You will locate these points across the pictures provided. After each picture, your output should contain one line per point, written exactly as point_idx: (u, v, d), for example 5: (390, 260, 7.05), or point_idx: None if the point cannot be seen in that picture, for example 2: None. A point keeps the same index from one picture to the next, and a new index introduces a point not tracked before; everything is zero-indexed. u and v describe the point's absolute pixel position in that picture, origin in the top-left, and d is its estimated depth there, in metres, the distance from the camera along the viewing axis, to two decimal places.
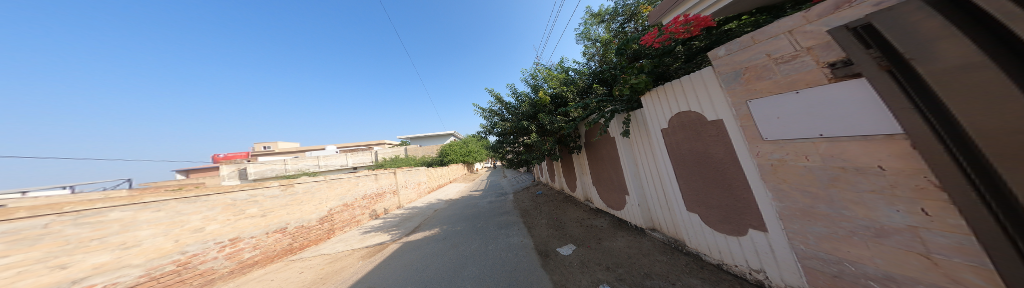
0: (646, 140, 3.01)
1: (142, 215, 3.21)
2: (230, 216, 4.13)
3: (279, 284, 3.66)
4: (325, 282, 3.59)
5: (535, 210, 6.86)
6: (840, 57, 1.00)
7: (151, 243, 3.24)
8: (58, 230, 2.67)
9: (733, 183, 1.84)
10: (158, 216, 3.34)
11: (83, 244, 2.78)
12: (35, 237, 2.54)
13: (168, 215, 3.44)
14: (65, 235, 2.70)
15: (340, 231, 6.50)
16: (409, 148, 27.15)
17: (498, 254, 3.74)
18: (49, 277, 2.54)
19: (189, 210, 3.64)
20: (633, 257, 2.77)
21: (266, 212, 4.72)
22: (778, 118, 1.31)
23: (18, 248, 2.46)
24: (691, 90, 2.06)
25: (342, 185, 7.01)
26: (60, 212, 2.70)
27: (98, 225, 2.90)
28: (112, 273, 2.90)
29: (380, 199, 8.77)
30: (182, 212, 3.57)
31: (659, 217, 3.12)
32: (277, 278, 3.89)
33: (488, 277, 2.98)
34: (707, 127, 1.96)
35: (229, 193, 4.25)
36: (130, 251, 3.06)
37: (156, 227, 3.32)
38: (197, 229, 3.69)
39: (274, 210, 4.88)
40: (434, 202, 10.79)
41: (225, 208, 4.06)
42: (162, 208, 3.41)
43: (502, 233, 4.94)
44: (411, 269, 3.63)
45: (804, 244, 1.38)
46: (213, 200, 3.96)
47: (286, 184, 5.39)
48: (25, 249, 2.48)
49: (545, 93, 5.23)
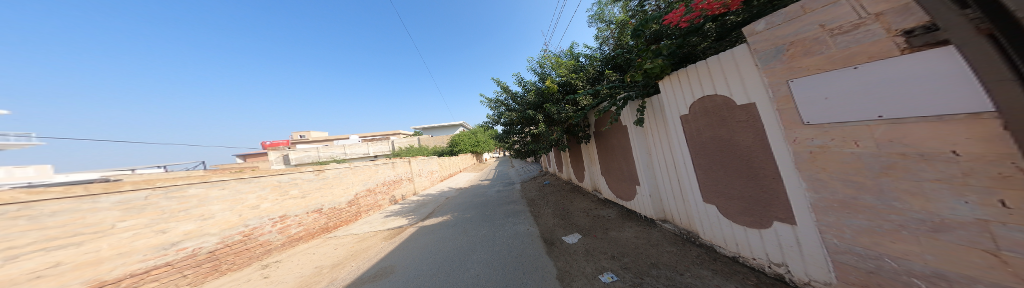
0: (661, 129, 2.89)
1: (212, 192, 3.65)
2: (278, 196, 4.60)
3: (320, 258, 4.10)
4: (355, 259, 3.94)
5: (544, 199, 6.96)
6: (921, 21, 0.84)
7: (222, 216, 3.69)
8: (155, 201, 3.10)
9: (760, 173, 1.73)
10: (223, 193, 3.78)
11: (175, 214, 3.24)
12: (140, 207, 2.98)
13: (230, 193, 3.88)
14: (161, 206, 3.14)
15: (365, 214, 7.07)
16: (420, 138, 27.88)
17: (506, 241, 3.89)
18: (156, 239, 3.01)
19: (246, 189, 4.10)
20: (640, 247, 2.78)
21: (305, 194, 5.20)
22: (826, 99, 1.19)
23: (132, 214, 2.91)
24: (720, 71, 1.90)
25: (365, 172, 7.48)
26: (154, 187, 3.14)
27: (182, 199, 3.34)
28: (198, 239, 3.38)
29: (398, 186, 9.31)
30: (240, 191, 4.02)
31: (672, 208, 3.06)
32: (318, 252, 4.36)
33: (496, 261, 3.14)
34: (735, 112, 1.82)
35: (275, 175, 4.71)
36: (208, 222, 3.52)
37: (223, 202, 3.76)
38: (255, 206, 4.17)
39: (311, 192, 5.36)
40: (446, 190, 11.28)
41: (273, 189, 4.53)
42: (226, 187, 3.85)
43: (509, 221, 5.12)
44: (426, 251, 3.92)
45: (839, 238, 1.32)
46: (263, 181, 4.41)
47: (317, 169, 5.83)
48: (137, 216, 2.94)
49: (553, 81, 5.11)
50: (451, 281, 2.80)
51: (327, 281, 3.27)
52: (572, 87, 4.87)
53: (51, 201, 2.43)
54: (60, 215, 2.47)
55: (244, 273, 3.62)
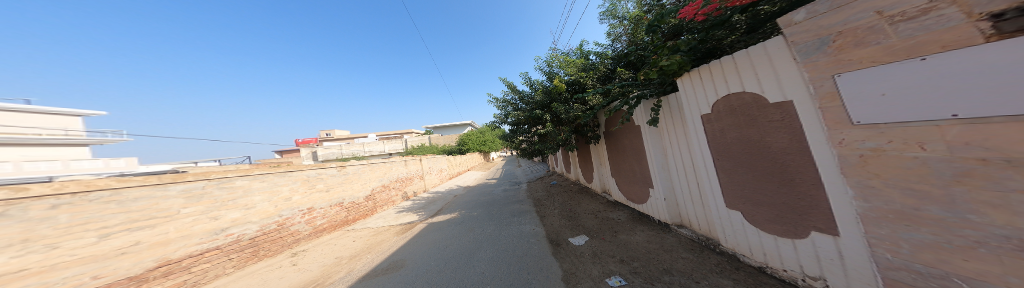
0: (679, 129, 2.75)
1: (254, 184, 4.03)
2: (307, 189, 4.98)
3: (339, 248, 4.35)
4: (370, 252, 4.14)
5: (552, 199, 6.88)
6: (1011, 3, 0.68)
7: (261, 206, 4.06)
8: (210, 191, 3.47)
9: (797, 178, 1.60)
10: (263, 185, 4.18)
11: (224, 203, 3.60)
12: (199, 195, 3.37)
13: (270, 185, 4.27)
14: (213, 196, 3.50)
15: (380, 209, 7.40)
16: (430, 136, 28.69)
17: (511, 240, 3.88)
18: (210, 224, 3.40)
19: (282, 182, 4.48)
20: (652, 253, 2.67)
21: (329, 188, 5.55)
22: (882, 95, 1.03)
23: (194, 202, 3.31)
24: (750, 67, 1.76)
25: (381, 169, 7.81)
26: (210, 178, 3.53)
27: (231, 189, 3.71)
28: (242, 226, 3.75)
29: (409, 183, 9.64)
30: (278, 184, 4.40)
31: (689, 213, 2.93)
32: (339, 243, 4.63)
33: (501, 261, 3.14)
34: (769, 111, 1.68)
35: (305, 170, 5.08)
36: (250, 211, 3.89)
37: (263, 194, 4.14)
38: (288, 198, 4.54)
39: (334, 187, 5.70)
40: (454, 188, 11.52)
41: (303, 183, 4.91)
42: (266, 180, 4.25)
43: (515, 221, 5.11)
44: (434, 247, 4.03)
45: (892, 252, 1.18)
46: (296, 176, 4.79)
47: (340, 165, 6.13)
48: (197, 203, 3.33)
49: (561, 80, 5.04)
50: (458, 277, 2.85)
51: (345, 271, 3.46)
52: (582, 86, 4.76)
53: (133, 188, 2.85)
54: (141, 201, 2.88)
55: (275, 259, 3.96)
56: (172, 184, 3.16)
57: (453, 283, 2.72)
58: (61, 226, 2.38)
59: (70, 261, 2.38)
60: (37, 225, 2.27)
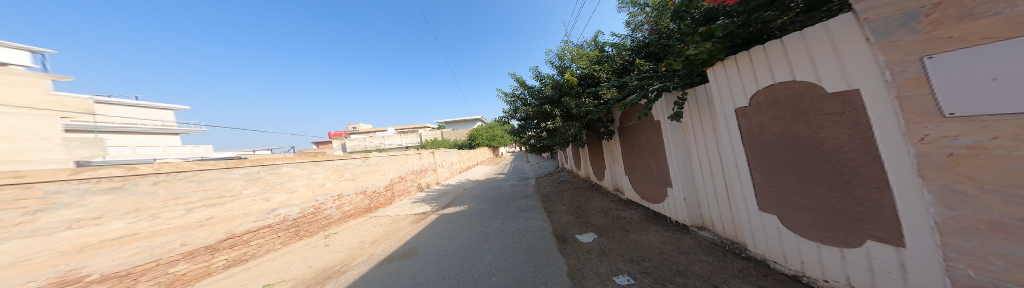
0: (710, 125, 2.56)
1: (296, 171, 4.68)
2: (337, 177, 5.62)
3: (361, 233, 4.71)
4: (389, 237, 4.42)
5: (562, 195, 6.80)
6: None
7: (300, 191, 4.70)
8: (260, 176, 4.03)
9: (853, 179, 1.37)
10: (302, 173, 4.80)
11: (273, 186, 4.21)
12: (255, 179, 3.95)
13: (306, 172, 4.90)
14: (264, 179, 4.09)
15: (397, 198, 7.85)
16: (443, 131, 29.56)
17: (518, 234, 3.93)
18: (264, 205, 4.01)
19: (317, 170, 5.14)
20: (665, 254, 2.57)
21: (355, 177, 6.14)
22: (991, 81, 0.73)
23: (251, 184, 3.89)
24: (803, 52, 1.51)
25: (398, 161, 8.21)
26: (263, 165, 4.13)
27: (278, 175, 4.33)
28: (287, 208, 4.37)
29: (424, 175, 10.08)
30: (314, 171, 5.06)
31: (713, 214, 2.77)
32: (362, 228, 5.04)
33: (507, 253, 3.20)
34: (824, 103, 1.44)
35: (334, 160, 5.68)
36: (292, 195, 4.53)
37: (302, 180, 4.77)
38: (322, 185, 5.17)
39: (359, 176, 6.29)
40: (465, 181, 11.84)
41: (333, 171, 5.53)
42: (304, 167, 4.88)
43: (522, 216, 5.14)
44: (445, 237, 4.22)
45: (977, 269, 0.94)
46: (327, 165, 5.42)
47: (363, 156, 6.64)
48: (252, 185, 3.89)
49: (574, 73, 4.89)
50: (466, 267, 2.93)
51: (366, 254, 3.71)
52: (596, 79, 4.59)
53: (206, 171, 3.37)
54: (213, 181, 3.40)
55: (303, 243, 4.34)
56: (230, 169, 3.65)
57: (461, 271, 2.82)
58: (160, 199, 2.91)
59: (168, 229, 2.92)
60: (142, 197, 2.78)
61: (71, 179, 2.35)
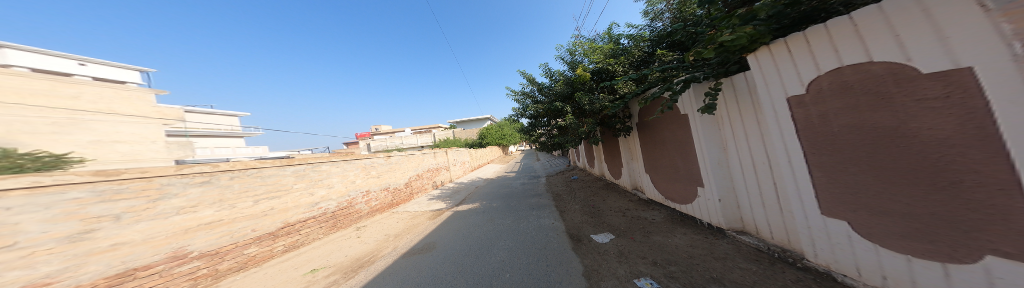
0: (751, 118, 2.31)
1: (332, 169, 5.16)
2: (365, 175, 6.11)
3: (384, 227, 5.09)
4: (409, 232, 4.73)
5: (577, 194, 6.73)
6: None
7: (337, 187, 5.18)
8: (304, 173, 4.55)
9: (956, 180, 0.97)
10: (337, 170, 5.28)
11: (314, 182, 4.70)
12: (301, 175, 4.48)
13: (342, 169, 5.40)
14: (308, 176, 4.60)
15: (415, 195, 8.31)
16: (456, 131, 30.50)
17: (529, 233, 3.97)
18: (309, 198, 4.55)
19: (349, 168, 5.62)
20: (697, 259, 2.40)
21: (379, 175, 6.61)
22: None
23: (298, 179, 4.42)
24: (882, 23, 1.11)
25: (415, 160, 8.68)
26: (307, 163, 4.67)
27: (319, 172, 4.86)
28: (326, 202, 4.88)
29: (439, 173, 10.54)
30: (347, 169, 5.53)
31: (758, 218, 2.53)
32: (385, 222, 5.47)
33: (519, 250, 3.27)
34: (915, 86, 1.02)
35: (362, 159, 6.13)
36: (330, 190, 5.01)
37: (339, 177, 5.27)
38: (353, 182, 5.65)
39: (383, 174, 6.78)
40: (476, 179, 12.15)
41: (362, 170, 5.99)
42: (338, 165, 5.37)
43: (533, 214, 5.17)
44: (459, 233, 4.40)
45: None
46: (357, 163, 5.88)
47: (386, 155, 7.14)
48: (299, 181, 4.40)
49: (587, 68, 4.76)
50: (480, 264, 3.03)
51: (390, 248, 3.98)
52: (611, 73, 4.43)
53: (266, 168, 3.92)
54: (270, 178, 3.95)
55: (335, 236, 4.75)
56: (283, 166, 4.20)
57: (475, 268, 2.92)
58: (236, 192, 3.45)
59: (242, 217, 3.47)
60: (223, 190, 3.31)
61: (178, 174, 2.91)
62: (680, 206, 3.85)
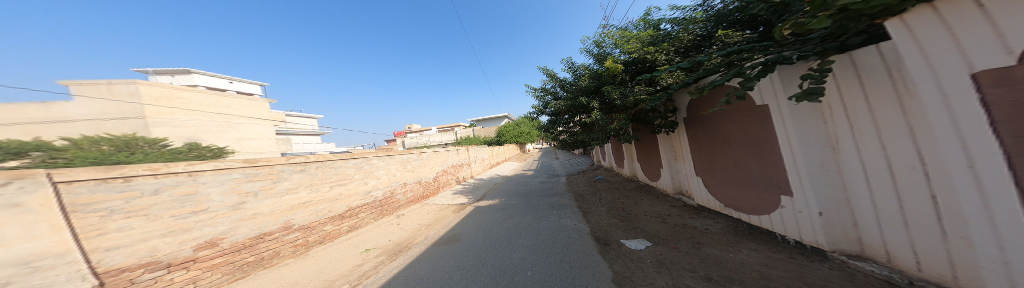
0: (862, 105, 1.72)
1: (380, 162, 6.10)
2: (403, 169, 7.03)
3: (417, 217, 5.82)
4: (438, 223, 5.31)
5: (605, 195, 6.55)
6: None
7: (382, 179, 6.09)
8: (361, 165, 5.54)
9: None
10: (383, 163, 6.24)
11: (367, 174, 5.65)
12: (357, 168, 5.43)
13: (387, 162, 6.35)
14: (363, 168, 5.58)
15: (440, 189, 9.12)
16: (476, 129, 31.68)
17: (551, 232, 4.10)
18: (364, 186, 5.50)
19: (391, 162, 6.55)
20: (770, 280, 1.99)
21: (412, 169, 7.48)
22: None
23: (357, 170, 5.41)
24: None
25: (441, 156, 9.51)
26: (363, 157, 5.65)
27: (371, 165, 5.81)
28: (376, 191, 5.82)
29: (461, 169, 11.30)
30: (389, 163, 6.45)
31: (888, 242, 1.80)
32: (418, 212, 6.23)
33: (541, 249, 3.43)
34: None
35: (399, 155, 7.05)
36: (378, 180, 5.97)
37: (384, 169, 6.21)
38: (393, 175, 6.57)
39: (415, 168, 7.64)
40: (494, 176, 12.64)
41: (400, 164, 6.90)
42: (384, 158, 6.33)
43: (554, 214, 5.29)
44: (481, 227, 4.77)
45: None
46: (396, 158, 6.82)
47: (417, 152, 8.04)
48: (356, 173, 5.36)
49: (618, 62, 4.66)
50: (501, 258, 3.28)
51: (422, 236, 4.52)
52: (648, 63, 4.26)
53: (335, 161, 4.95)
54: (337, 169, 4.94)
55: (380, 222, 5.57)
56: (346, 159, 5.23)
57: (498, 261, 3.19)
58: (317, 178, 4.48)
59: (322, 199, 4.48)
60: (312, 176, 4.40)
61: (288, 163, 4.04)
62: (758, 219, 3.16)
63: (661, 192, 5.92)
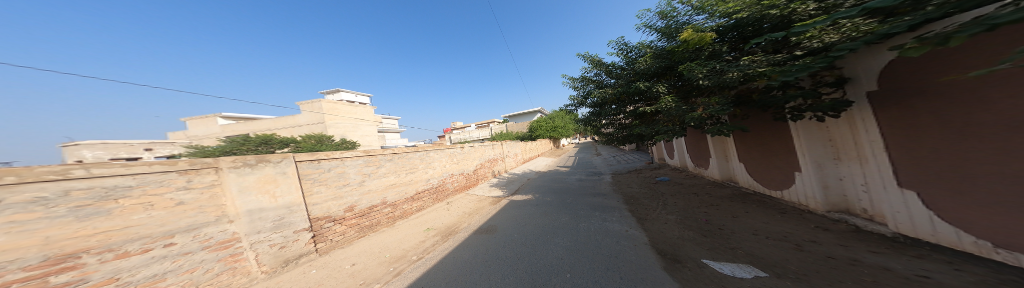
0: None
1: (435, 154, 7.36)
2: (451, 161, 8.22)
3: (462, 205, 6.79)
4: (479, 211, 6.10)
5: (680, 205, 5.31)
6: None
7: (437, 169, 7.37)
8: (424, 155, 6.85)
9: None
10: (438, 155, 7.52)
11: (428, 164, 6.96)
12: (422, 158, 6.74)
13: (440, 155, 7.61)
14: (425, 159, 6.88)
15: (479, 181, 10.08)
16: (508, 125, 32.48)
17: (590, 235, 3.99)
18: (426, 174, 6.82)
19: (443, 154, 7.78)
20: None
21: (457, 161, 8.61)
22: None
23: (421, 160, 6.72)
24: None
25: (480, 151, 10.45)
26: (425, 150, 6.97)
27: (430, 156, 7.10)
28: (434, 179, 7.11)
29: (497, 163, 12.00)
30: (441, 155, 7.66)
31: None
32: (462, 201, 7.24)
33: (578, 250, 3.42)
34: None
35: (448, 149, 8.26)
36: (435, 170, 7.24)
37: (438, 161, 7.45)
38: (445, 166, 7.80)
39: (460, 161, 8.75)
40: (527, 171, 12.89)
41: (449, 156, 8.06)
42: (438, 151, 7.58)
43: (596, 216, 5.10)
44: (517, 221, 5.13)
45: None
46: (446, 152, 8.02)
47: (461, 146, 9.13)
48: (421, 163, 6.70)
49: (710, 30, 3.84)
50: (536, 254, 3.43)
51: (466, 223, 5.25)
52: (765, 24, 3.20)
53: (408, 153, 6.29)
54: (410, 159, 6.28)
55: (435, 206, 6.79)
56: (414, 151, 6.54)
57: (533, 257, 3.35)
58: (399, 166, 5.87)
59: (402, 183, 5.91)
60: (396, 165, 5.77)
61: (383, 154, 5.49)
62: None
63: (805, 211, 3.92)
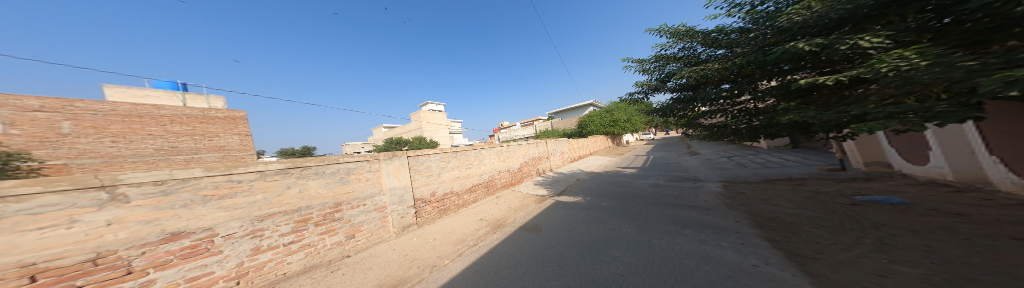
0: None
1: (488, 152, 8.14)
2: (501, 158, 8.78)
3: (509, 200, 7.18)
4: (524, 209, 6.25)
5: (964, 246, 2.26)
6: None
7: (489, 165, 8.12)
8: (480, 152, 7.75)
9: None
10: (492, 152, 8.34)
11: (484, 161, 7.85)
12: (479, 155, 7.68)
13: (493, 152, 8.37)
14: (482, 155, 7.79)
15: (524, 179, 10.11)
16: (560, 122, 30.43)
17: (656, 252, 3.06)
18: (483, 170, 7.74)
19: (494, 152, 8.49)
20: None
21: (505, 158, 9.06)
22: None
23: (479, 157, 7.65)
24: None
25: (525, 149, 10.45)
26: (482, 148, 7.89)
27: (485, 153, 7.98)
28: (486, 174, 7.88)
29: (541, 162, 11.48)
30: (492, 153, 8.35)
31: None
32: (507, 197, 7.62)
33: (646, 268, 2.62)
34: None
35: (499, 147, 8.90)
36: (488, 166, 8.04)
37: (491, 158, 8.20)
38: (496, 163, 8.46)
39: (507, 158, 9.14)
40: (577, 171, 11.50)
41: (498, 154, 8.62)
42: (490, 148, 8.36)
43: (682, 233, 3.73)
44: (563, 225, 4.73)
45: None
46: (497, 149, 8.67)
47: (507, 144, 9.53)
48: (479, 160, 7.64)
49: None
50: (592, 265, 2.90)
51: (512, 218, 5.55)
52: None
53: (469, 151, 7.34)
54: (472, 156, 7.34)
55: (488, 198, 7.58)
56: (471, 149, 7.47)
57: (586, 266, 2.86)
58: (463, 162, 7.00)
59: (467, 177, 7.04)
60: (461, 160, 6.91)
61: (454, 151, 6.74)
62: None
63: None
